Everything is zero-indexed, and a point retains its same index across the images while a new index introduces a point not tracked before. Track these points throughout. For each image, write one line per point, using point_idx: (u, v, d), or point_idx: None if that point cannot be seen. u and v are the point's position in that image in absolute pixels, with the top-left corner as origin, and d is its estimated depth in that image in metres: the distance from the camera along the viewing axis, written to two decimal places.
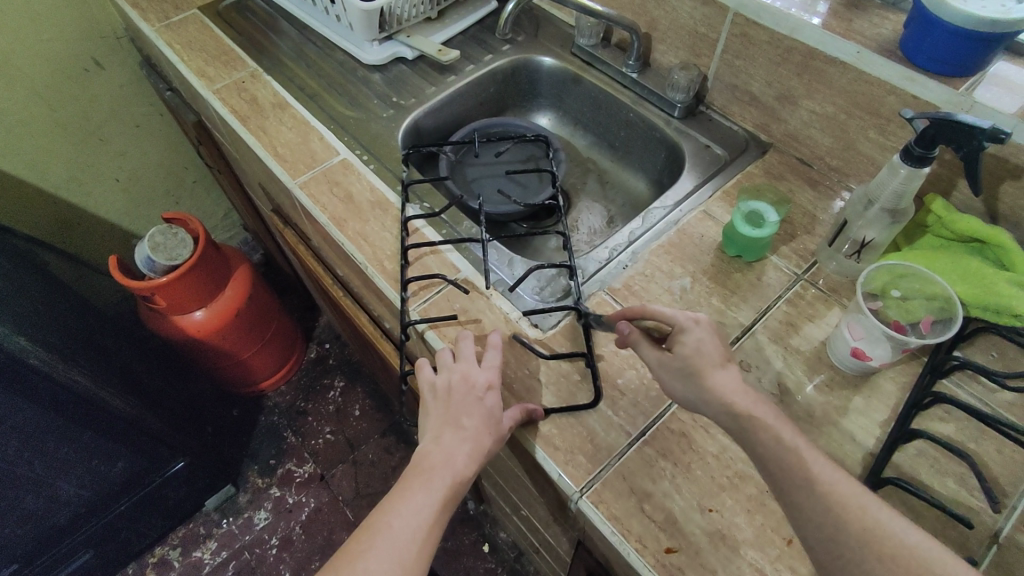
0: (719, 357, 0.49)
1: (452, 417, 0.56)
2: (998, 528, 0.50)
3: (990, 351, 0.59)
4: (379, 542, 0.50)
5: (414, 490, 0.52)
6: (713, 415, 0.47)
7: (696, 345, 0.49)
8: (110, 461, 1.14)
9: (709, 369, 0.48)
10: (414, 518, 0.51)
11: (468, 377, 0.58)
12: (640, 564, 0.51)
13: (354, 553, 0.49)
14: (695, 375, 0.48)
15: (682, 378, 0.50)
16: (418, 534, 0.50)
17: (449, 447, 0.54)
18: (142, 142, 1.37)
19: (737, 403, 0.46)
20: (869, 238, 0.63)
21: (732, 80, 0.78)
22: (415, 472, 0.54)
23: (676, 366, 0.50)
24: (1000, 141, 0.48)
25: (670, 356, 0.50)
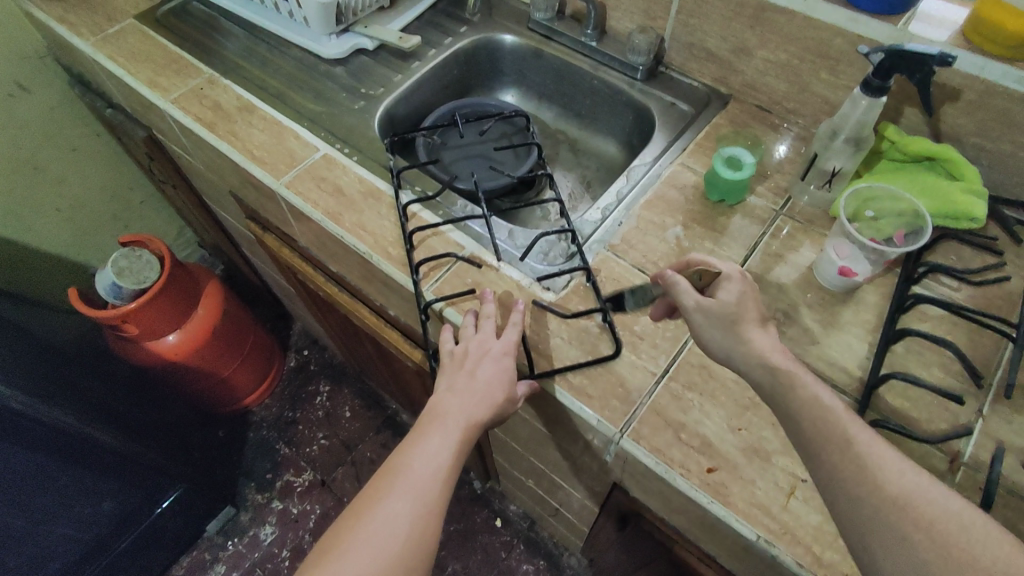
0: (756, 317, 0.52)
1: (462, 372, 0.58)
2: (982, 403, 0.58)
3: (950, 255, 0.67)
4: (402, 481, 0.50)
5: (431, 434, 0.53)
6: (748, 367, 0.49)
7: (742, 297, 0.52)
8: (98, 502, 1.10)
9: (750, 323, 0.51)
10: (434, 458, 0.52)
11: (484, 344, 0.59)
12: (688, 486, 0.56)
13: (378, 493, 0.49)
14: (736, 323, 0.50)
15: (721, 325, 0.51)
16: (438, 474, 0.51)
17: (462, 396, 0.56)
18: (81, 167, 1.30)
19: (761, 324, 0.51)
20: (838, 168, 0.69)
21: (688, 39, 0.83)
22: (429, 419, 0.55)
23: (715, 314, 0.52)
24: (948, 63, 0.54)
25: (714, 302, 0.52)
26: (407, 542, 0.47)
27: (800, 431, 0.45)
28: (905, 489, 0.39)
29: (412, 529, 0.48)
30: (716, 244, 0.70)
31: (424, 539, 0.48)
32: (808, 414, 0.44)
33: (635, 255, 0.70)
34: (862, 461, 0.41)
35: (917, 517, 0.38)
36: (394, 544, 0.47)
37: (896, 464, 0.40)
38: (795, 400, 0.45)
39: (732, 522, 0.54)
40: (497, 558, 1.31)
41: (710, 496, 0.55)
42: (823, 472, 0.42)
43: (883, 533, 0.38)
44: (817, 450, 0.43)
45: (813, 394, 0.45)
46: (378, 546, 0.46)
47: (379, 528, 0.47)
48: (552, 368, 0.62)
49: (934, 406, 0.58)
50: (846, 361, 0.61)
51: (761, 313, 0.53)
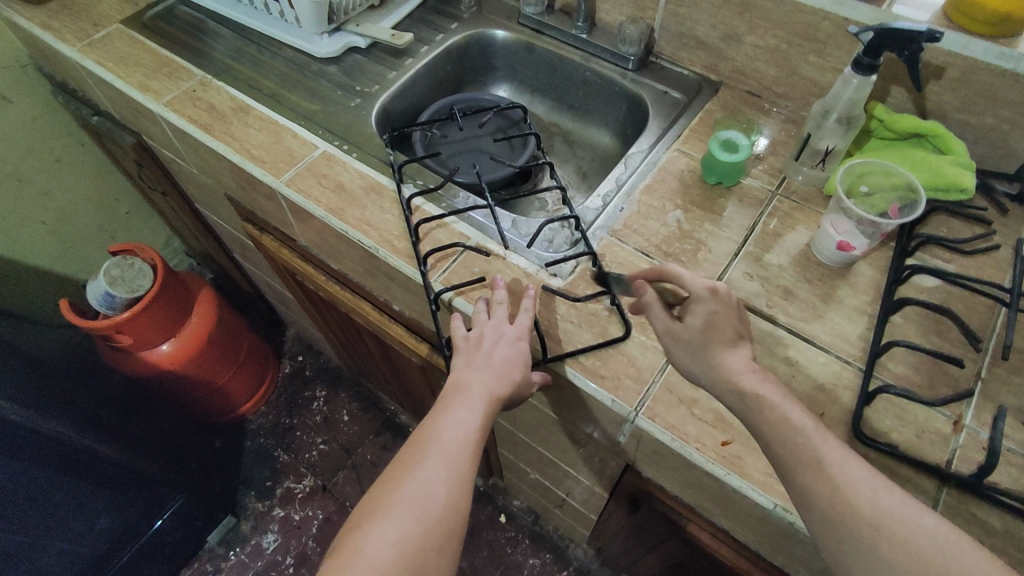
0: (730, 335, 0.53)
1: (481, 347, 0.58)
2: (980, 367, 0.60)
3: (941, 227, 0.69)
4: (431, 453, 0.50)
5: (455, 406, 0.53)
6: (715, 387, 0.53)
7: (707, 318, 0.53)
8: (93, 518, 1.08)
9: (722, 346, 0.53)
10: (461, 430, 0.52)
11: (499, 329, 0.59)
12: (704, 460, 0.57)
13: (407, 464, 0.49)
14: (704, 350, 0.53)
15: (691, 351, 0.54)
16: (465, 444, 0.51)
17: (482, 369, 0.56)
18: (66, 177, 1.28)
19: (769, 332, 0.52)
20: (831, 147, 0.71)
21: (678, 28, 0.85)
22: (452, 393, 0.55)
23: (682, 338, 0.55)
24: (936, 39, 0.57)
25: (682, 327, 0.55)
26: (440, 510, 0.47)
27: (775, 453, 0.48)
28: (878, 508, 0.43)
29: (444, 497, 0.48)
30: (716, 226, 0.72)
31: (457, 507, 0.48)
32: (781, 438, 0.48)
33: (638, 239, 0.71)
34: (836, 482, 0.45)
35: (889, 534, 0.42)
36: (428, 512, 0.47)
37: (865, 482, 0.44)
38: (766, 425, 0.49)
39: (749, 493, 0.55)
40: (504, 554, 1.31)
41: (726, 468, 0.56)
42: (801, 493, 0.46)
43: (862, 551, 0.42)
44: (792, 472, 0.47)
45: (784, 415, 0.49)
46: (412, 515, 0.47)
47: (412, 499, 0.47)
48: (564, 352, 0.63)
49: (935, 372, 0.60)
50: (848, 333, 0.63)
51: (739, 326, 0.54)
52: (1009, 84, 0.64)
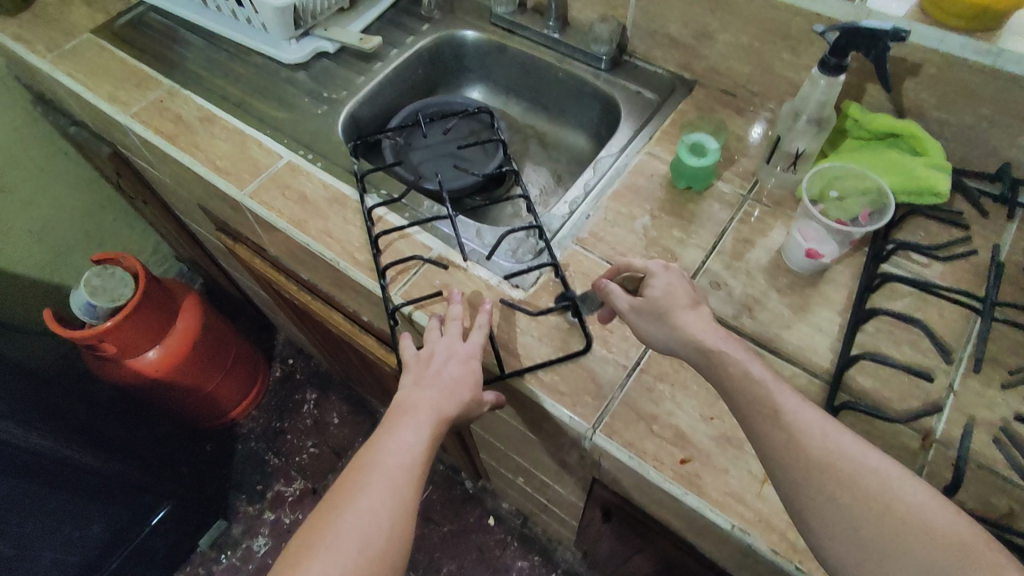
0: (687, 300, 0.55)
1: (430, 366, 0.57)
2: (952, 380, 0.57)
3: (918, 231, 0.66)
4: (376, 477, 0.49)
5: (401, 428, 0.52)
6: (682, 353, 0.53)
7: (665, 287, 0.56)
8: (85, 525, 1.08)
9: (678, 311, 0.54)
10: (406, 453, 0.51)
11: (450, 348, 0.58)
12: (662, 479, 0.55)
13: (350, 490, 0.48)
14: (665, 314, 0.54)
15: (655, 319, 0.55)
16: (411, 468, 0.50)
17: (431, 388, 0.55)
18: (51, 186, 1.28)
19: (705, 341, 0.51)
20: (801, 149, 0.69)
21: (650, 26, 0.83)
22: (398, 413, 0.54)
23: (648, 308, 0.55)
24: (902, 38, 0.55)
25: (645, 299, 0.56)
26: (384, 540, 0.46)
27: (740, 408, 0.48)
28: (831, 448, 0.43)
29: (388, 527, 0.47)
30: (685, 232, 0.69)
31: (401, 536, 0.47)
32: (744, 393, 0.47)
33: (603, 248, 0.69)
34: (792, 429, 0.44)
35: (841, 474, 0.42)
36: (370, 543, 0.46)
37: (819, 428, 0.44)
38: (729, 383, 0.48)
39: (706, 513, 0.54)
40: (492, 557, 1.31)
41: (684, 487, 0.55)
42: (762, 442, 0.46)
43: (819, 494, 0.42)
44: (754, 424, 0.46)
45: (742, 369, 0.48)
46: (354, 546, 0.45)
47: (354, 529, 0.46)
48: (522, 367, 0.61)
49: (905, 385, 0.57)
50: (817, 344, 0.61)
51: (693, 297, 0.55)
52: (988, 80, 0.61)
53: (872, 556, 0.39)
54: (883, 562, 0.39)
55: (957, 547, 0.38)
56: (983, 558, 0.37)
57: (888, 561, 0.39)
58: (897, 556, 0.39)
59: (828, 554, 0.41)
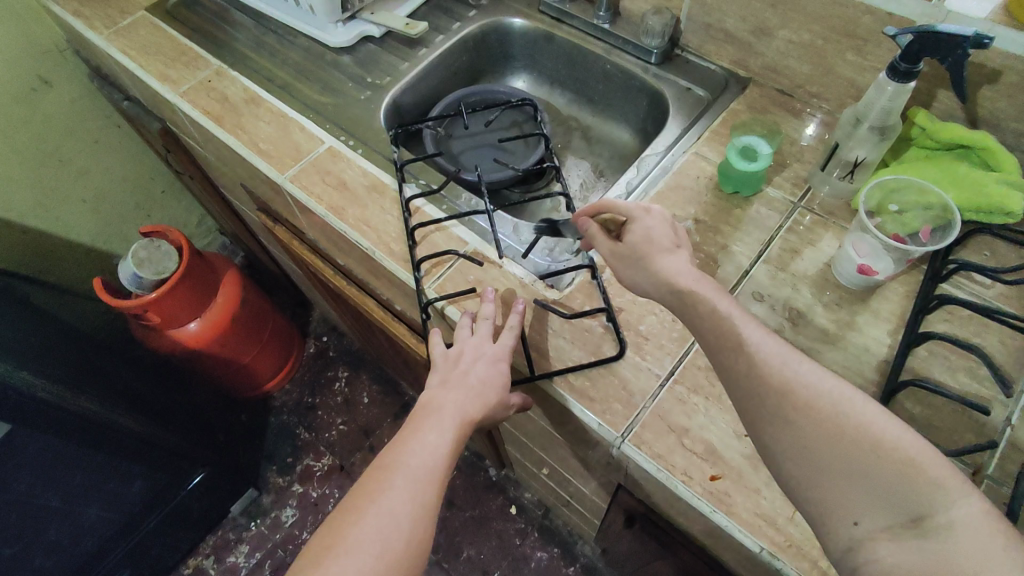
0: (667, 243, 0.54)
1: (458, 366, 0.57)
2: (1010, 412, 0.54)
3: (983, 251, 0.63)
4: (397, 478, 0.49)
5: (426, 429, 0.52)
6: (659, 296, 0.52)
7: (645, 232, 0.55)
8: (126, 483, 1.13)
9: (658, 255, 0.53)
10: (429, 454, 0.51)
11: (479, 349, 0.58)
12: (689, 494, 0.54)
13: (371, 492, 0.48)
14: (641, 259, 0.54)
15: (632, 264, 0.55)
16: (434, 471, 0.50)
17: (457, 390, 0.55)
18: (104, 158, 1.31)
19: (680, 283, 0.50)
20: (861, 157, 0.66)
21: (705, 20, 0.79)
22: (424, 413, 0.54)
23: (627, 254, 0.55)
24: (983, 45, 0.51)
25: (624, 245, 0.56)
26: (404, 543, 0.46)
27: (704, 338, 0.47)
28: (788, 377, 0.42)
29: (409, 529, 0.47)
30: (729, 238, 0.67)
31: (420, 540, 0.47)
32: (709, 324, 0.47)
33: None
34: (752, 357, 0.43)
35: (796, 401, 0.41)
36: (390, 546, 0.46)
37: (782, 359, 0.43)
38: (696, 321, 0.48)
39: (735, 533, 0.52)
40: (512, 545, 1.31)
41: (713, 505, 0.53)
42: (725, 372, 0.45)
43: (774, 418, 0.41)
44: (717, 352, 0.46)
45: (712, 307, 0.47)
46: (374, 550, 0.45)
47: (375, 532, 0.46)
48: (552, 369, 0.60)
49: (958, 414, 0.54)
50: (863, 365, 0.58)
51: (675, 240, 0.54)
52: None
53: (821, 475, 0.39)
54: (834, 483, 0.38)
55: (903, 467, 0.37)
56: (930, 479, 0.36)
57: (836, 479, 0.38)
58: (849, 475, 0.38)
59: (785, 478, 0.41)
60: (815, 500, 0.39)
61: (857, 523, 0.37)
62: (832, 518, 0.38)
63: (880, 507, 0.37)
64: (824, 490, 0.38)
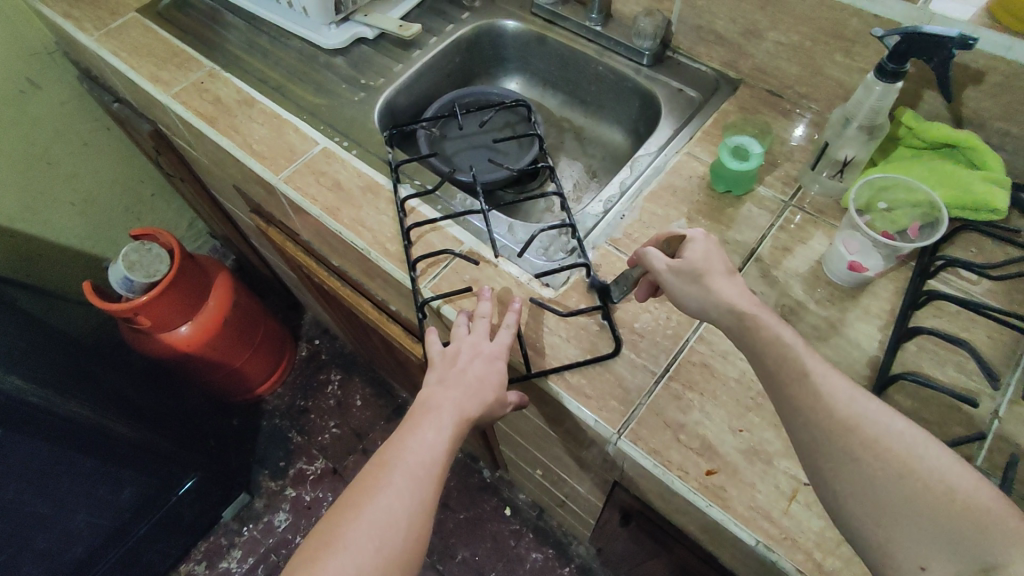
0: (725, 266, 0.51)
1: (455, 365, 0.57)
2: (998, 405, 0.55)
3: (969, 248, 0.64)
4: (395, 476, 0.49)
5: (423, 427, 0.52)
6: (717, 317, 0.49)
7: (707, 251, 0.52)
8: (116, 489, 1.12)
9: (716, 275, 0.51)
10: (427, 452, 0.51)
11: (476, 347, 0.58)
12: (686, 489, 0.54)
13: (369, 489, 0.48)
14: (702, 276, 0.50)
15: (690, 282, 0.51)
16: (432, 468, 0.50)
17: (454, 388, 0.55)
18: (94, 161, 1.30)
19: (740, 305, 0.48)
20: (850, 157, 0.67)
21: (696, 22, 0.80)
22: (422, 411, 0.54)
23: (684, 270, 0.52)
24: (970, 46, 0.52)
25: (681, 261, 0.52)
26: (402, 540, 0.46)
27: (762, 368, 0.46)
28: (856, 414, 0.41)
29: (407, 526, 0.47)
30: (722, 237, 0.68)
31: (417, 537, 0.47)
32: (769, 352, 0.45)
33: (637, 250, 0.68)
34: (818, 391, 0.42)
35: (865, 438, 0.39)
36: (388, 543, 0.46)
37: (847, 394, 0.42)
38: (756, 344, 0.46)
39: (732, 527, 0.53)
40: (507, 547, 1.31)
41: (709, 500, 0.54)
42: (785, 404, 0.44)
43: (838, 453, 0.40)
44: (776, 382, 0.44)
45: (775, 335, 0.46)
46: (373, 546, 0.45)
47: (372, 529, 0.46)
48: (548, 367, 0.61)
49: (948, 408, 0.55)
50: (855, 360, 0.59)
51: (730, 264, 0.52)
52: None
53: (884, 514, 0.38)
54: (901, 526, 0.37)
55: (977, 515, 0.36)
56: (1004, 528, 0.35)
57: (901, 522, 0.37)
58: (917, 519, 0.37)
59: (843, 515, 0.40)
60: (877, 540, 0.38)
61: (924, 569, 0.36)
62: (894, 561, 0.37)
63: (950, 554, 0.35)
64: (889, 531, 0.37)
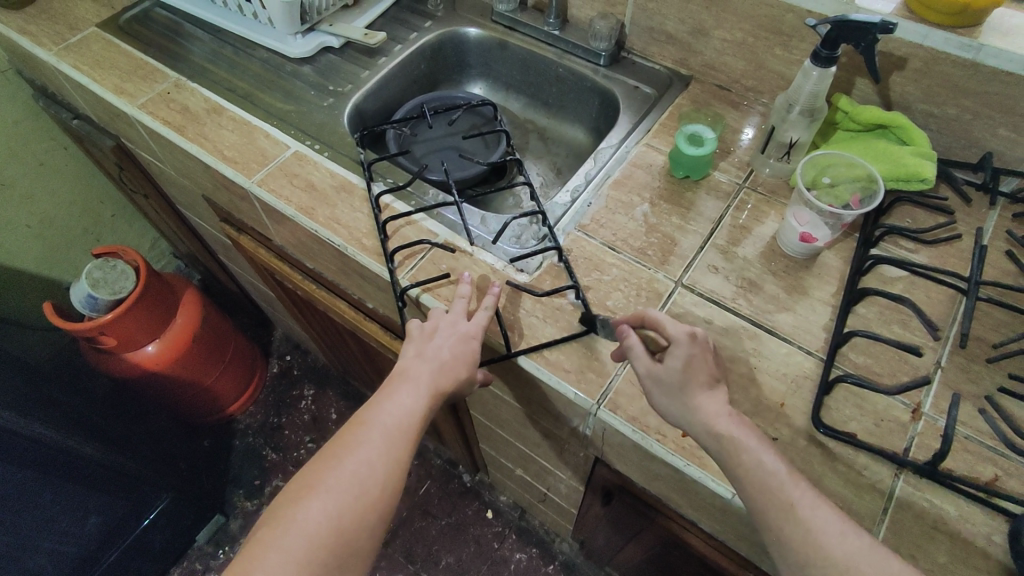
0: (706, 377, 0.54)
1: (433, 341, 0.59)
2: (939, 355, 0.60)
3: (906, 218, 0.70)
4: (372, 435, 0.53)
5: (400, 394, 0.56)
6: (694, 431, 0.53)
7: (688, 361, 0.54)
8: (82, 517, 1.08)
9: (699, 389, 0.54)
10: (402, 416, 0.55)
11: (452, 324, 0.60)
12: (665, 451, 0.57)
13: (348, 444, 0.53)
14: (687, 391, 0.53)
15: (673, 393, 0.54)
16: (406, 430, 0.54)
17: (430, 361, 0.58)
18: (50, 181, 1.28)
19: (720, 426, 0.52)
20: (795, 139, 0.72)
21: (647, 23, 0.86)
22: (399, 379, 0.57)
23: (666, 381, 0.54)
24: (889, 30, 0.58)
25: (662, 369, 0.54)
26: (377, 491, 0.51)
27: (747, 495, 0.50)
28: (846, 553, 0.45)
29: (383, 478, 0.52)
30: (683, 219, 0.72)
31: (390, 490, 0.52)
32: (755, 485, 0.49)
33: (605, 234, 0.71)
34: (807, 527, 0.47)
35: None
36: (364, 490, 0.51)
37: (837, 530, 0.46)
38: (742, 472, 0.50)
39: (708, 483, 0.55)
40: (490, 549, 1.32)
41: (686, 460, 0.56)
42: (774, 533, 0.48)
43: None
44: (766, 517, 0.49)
45: (756, 460, 0.50)
46: (348, 494, 0.50)
47: (349, 479, 0.51)
48: (527, 346, 0.63)
49: (896, 361, 0.60)
50: (811, 324, 0.63)
51: (711, 373, 0.55)
52: (970, 74, 0.65)
53: None
54: None
55: None
56: None
57: None
58: None
59: None
60: None
61: None
62: None
63: None
64: None
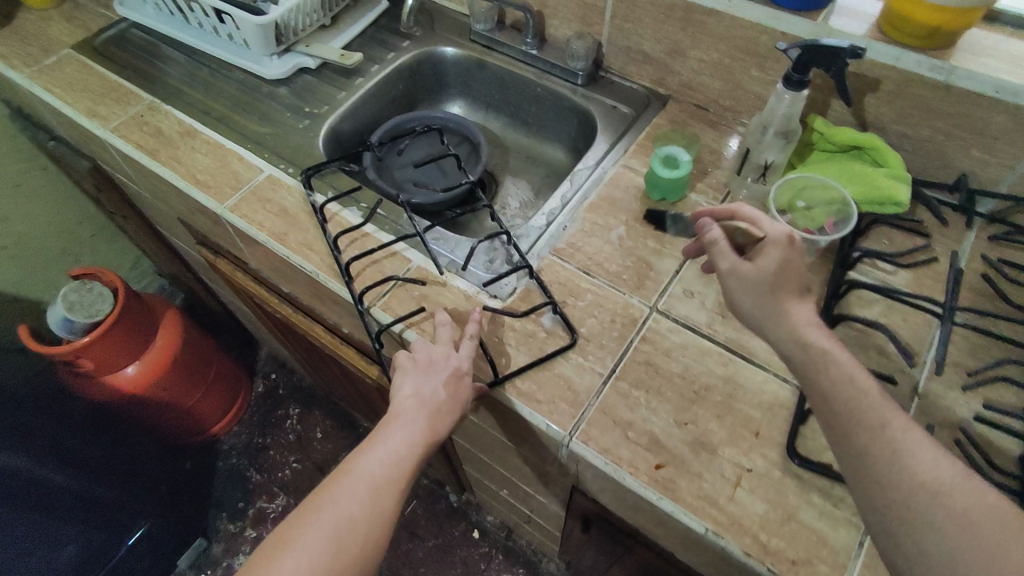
0: (798, 287, 0.51)
1: (430, 382, 0.58)
2: (916, 380, 0.59)
3: (882, 240, 0.69)
4: (359, 486, 0.52)
5: (393, 443, 0.55)
6: (777, 339, 0.49)
7: (781, 262, 0.51)
8: (56, 547, 1.09)
9: (790, 296, 0.50)
10: (391, 468, 0.54)
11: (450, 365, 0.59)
12: (638, 484, 0.56)
13: (332, 495, 0.51)
14: (774, 295, 0.50)
15: (757, 293, 0.51)
16: (393, 484, 0.53)
17: (426, 407, 0.57)
18: (28, 202, 1.26)
19: (808, 337, 0.48)
20: (770, 161, 0.71)
21: (624, 43, 0.85)
22: (393, 425, 0.56)
23: (751, 280, 0.51)
24: (858, 55, 0.58)
25: (752, 267, 0.51)
26: (357, 547, 0.49)
27: (830, 411, 0.46)
28: (938, 478, 0.40)
29: (364, 534, 0.50)
30: (660, 242, 0.71)
31: (371, 546, 0.50)
32: (842, 395, 0.45)
33: (581, 259, 0.70)
34: (892, 446, 0.42)
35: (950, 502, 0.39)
36: (345, 547, 0.49)
37: (930, 455, 0.41)
38: (827, 384, 0.46)
39: (682, 517, 0.54)
40: (477, 571, 1.30)
41: (659, 493, 0.55)
42: (853, 456, 0.43)
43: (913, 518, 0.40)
44: (848, 437, 0.44)
45: (845, 373, 0.46)
46: (327, 550, 0.48)
47: (329, 533, 0.49)
48: (504, 374, 0.62)
49: None
50: None
51: (803, 282, 0.51)
52: (943, 96, 0.64)
53: None
54: None
55: None
56: None
57: None
58: None
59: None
60: None
61: None
62: None
63: None
64: None
